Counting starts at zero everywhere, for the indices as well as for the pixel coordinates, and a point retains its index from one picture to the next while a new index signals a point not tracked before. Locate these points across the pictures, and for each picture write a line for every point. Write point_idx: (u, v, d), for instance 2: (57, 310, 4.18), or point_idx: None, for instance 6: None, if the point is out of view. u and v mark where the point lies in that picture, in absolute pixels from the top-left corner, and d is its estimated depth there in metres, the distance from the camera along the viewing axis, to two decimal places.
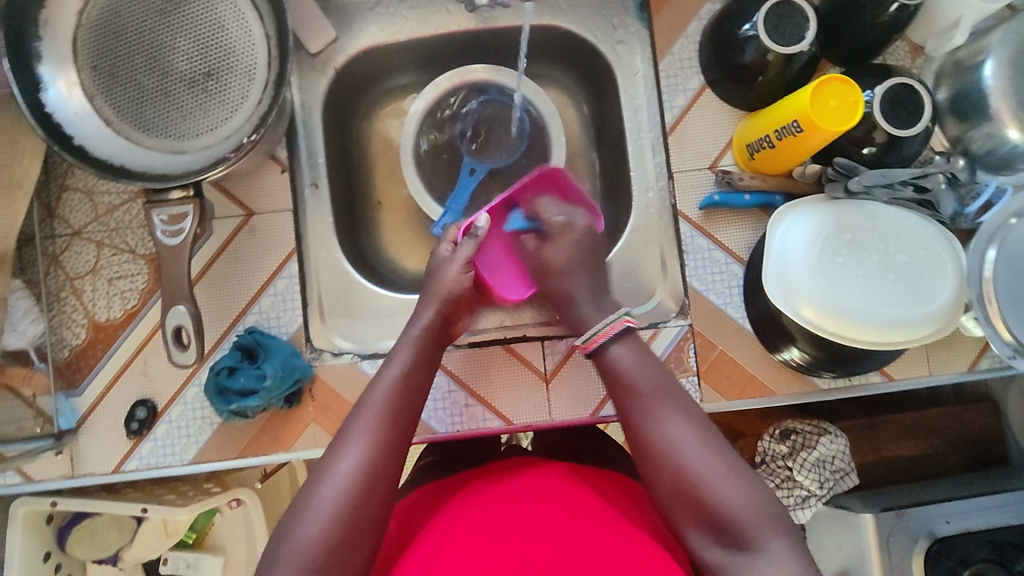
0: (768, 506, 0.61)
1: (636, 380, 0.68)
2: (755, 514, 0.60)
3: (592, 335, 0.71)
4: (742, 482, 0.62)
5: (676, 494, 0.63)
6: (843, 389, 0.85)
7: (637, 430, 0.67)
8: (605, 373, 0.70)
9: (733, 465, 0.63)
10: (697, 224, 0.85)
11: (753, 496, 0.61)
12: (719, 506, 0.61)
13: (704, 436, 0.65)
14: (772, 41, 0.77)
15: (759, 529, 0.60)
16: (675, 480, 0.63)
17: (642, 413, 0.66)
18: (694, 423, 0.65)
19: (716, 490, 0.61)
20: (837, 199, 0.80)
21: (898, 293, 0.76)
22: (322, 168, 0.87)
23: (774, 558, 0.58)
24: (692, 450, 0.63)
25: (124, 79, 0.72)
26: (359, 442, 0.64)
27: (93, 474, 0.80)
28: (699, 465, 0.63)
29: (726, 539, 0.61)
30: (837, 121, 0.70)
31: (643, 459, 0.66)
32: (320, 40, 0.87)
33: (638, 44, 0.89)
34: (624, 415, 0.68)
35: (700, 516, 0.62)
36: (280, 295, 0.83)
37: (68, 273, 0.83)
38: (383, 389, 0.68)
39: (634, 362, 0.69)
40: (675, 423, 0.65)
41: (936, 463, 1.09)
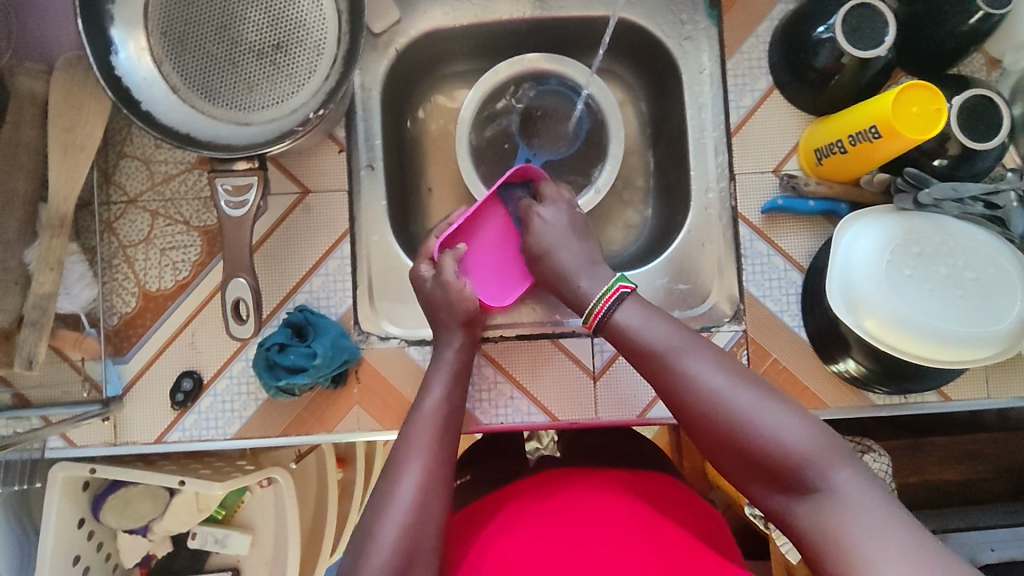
0: (826, 438, 0.58)
1: (654, 337, 0.67)
2: (813, 447, 0.58)
3: (598, 300, 0.71)
4: (788, 417, 0.59)
5: (724, 442, 0.61)
6: (897, 406, 0.83)
7: (666, 385, 0.65)
8: (619, 336, 0.69)
9: (776, 399, 0.61)
10: (757, 228, 0.84)
11: (806, 428, 0.59)
12: (770, 446, 0.58)
13: (738, 377, 0.63)
14: (849, 45, 0.75)
15: (818, 460, 0.57)
16: (715, 428, 0.61)
17: (667, 371, 0.65)
18: (723, 368, 0.63)
19: (763, 429, 0.59)
20: (905, 210, 0.78)
21: (967, 310, 0.74)
22: (379, 150, 0.86)
23: (843, 491, 0.55)
24: (726, 393, 0.61)
25: (192, 47, 0.71)
26: (414, 465, 0.64)
27: (136, 443, 0.81)
28: (738, 406, 0.60)
29: (787, 480, 0.58)
30: (917, 129, 0.68)
31: (682, 414, 0.64)
32: (383, 20, 0.86)
33: (706, 42, 0.87)
34: (651, 378, 0.67)
35: (753, 461, 0.59)
36: (332, 275, 0.83)
37: (122, 241, 0.82)
38: (427, 418, 0.69)
39: (643, 319, 0.68)
40: (704, 369, 0.63)
41: (981, 489, 1.07)
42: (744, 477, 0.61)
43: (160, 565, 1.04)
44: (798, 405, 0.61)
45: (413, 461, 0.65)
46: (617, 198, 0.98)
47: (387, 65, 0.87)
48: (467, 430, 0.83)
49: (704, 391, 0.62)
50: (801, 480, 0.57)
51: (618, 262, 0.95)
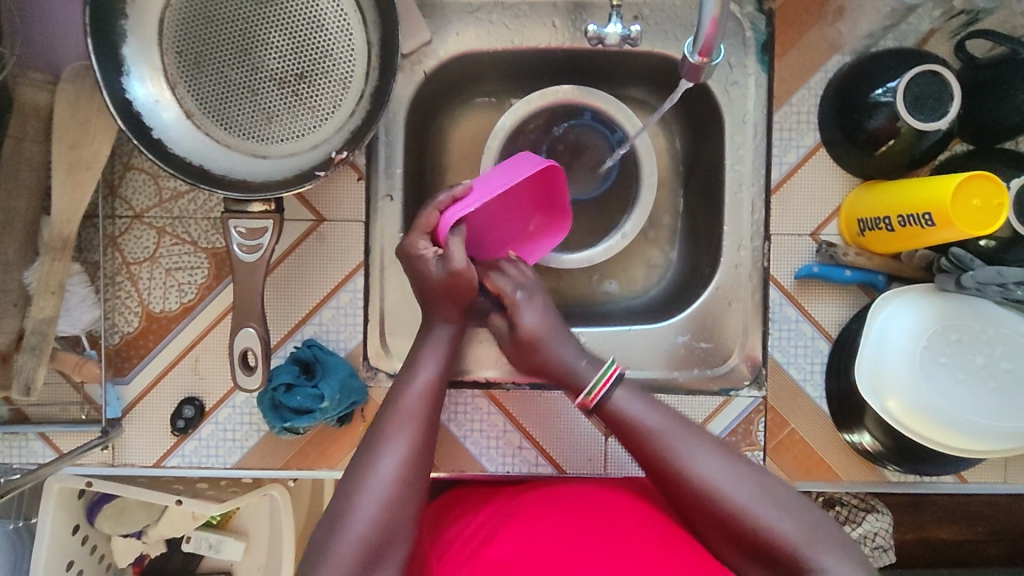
0: (823, 526, 0.59)
1: (649, 424, 0.66)
2: (812, 539, 0.58)
3: (591, 385, 0.68)
4: (785, 508, 0.60)
5: (723, 530, 0.61)
6: (911, 484, 0.81)
7: (661, 474, 0.64)
8: (613, 420, 0.68)
9: (773, 489, 0.61)
10: (788, 292, 0.81)
11: (806, 518, 0.59)
12: (771, 536, 0.59)
13: (733, 467, 0.63)
14: (910, 115, 0.70)
15: (815, 551, 0.57)
16: (714, 519, 0.61)
17: (666, 459, 0.63)
18: (721, 457, 0.63)
19: (764, 518, 0.59)
20: (946, 293, 0.75)
21: (999, 404, 0.71)
22: (399, 179, 0.81)
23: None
24: (725, 484, 0.61)
25: (209, 71, 0.65)
26: (397, 445, 0.63)
27: (134, 466, 0.79)
28: (736, 498, 0.60)
29: (787, 570, 0.58)
30: (977, 224, 0.65)
31: (680, 501, 0.63)
32: (412, 40, 0.80)
33: (753, 88, 0.81)
34: (647, 463, 0.65)
35: (750, 548, 0.60)
36: (343, 309, 0.80)
37: (126, 257, 0.78)
38: (415, 394, 0.67)
39: (641, 403, 0.67)
40: (702, 458, 0.63)
41: (975, 550, 1.06)
42: (743, 560, 0.61)
43: (152, 565, 1.04)
44: (795, 494, 0.61)
45: (395, 440, 0.64)
46: (641, 236, 0.94)
47: (414, 88, 0.81)
48: (471, 475, 0.82)
49: (703, 483, 0.61)
50: (799, 571, 0.57)
51: (637, 306, 0.92)
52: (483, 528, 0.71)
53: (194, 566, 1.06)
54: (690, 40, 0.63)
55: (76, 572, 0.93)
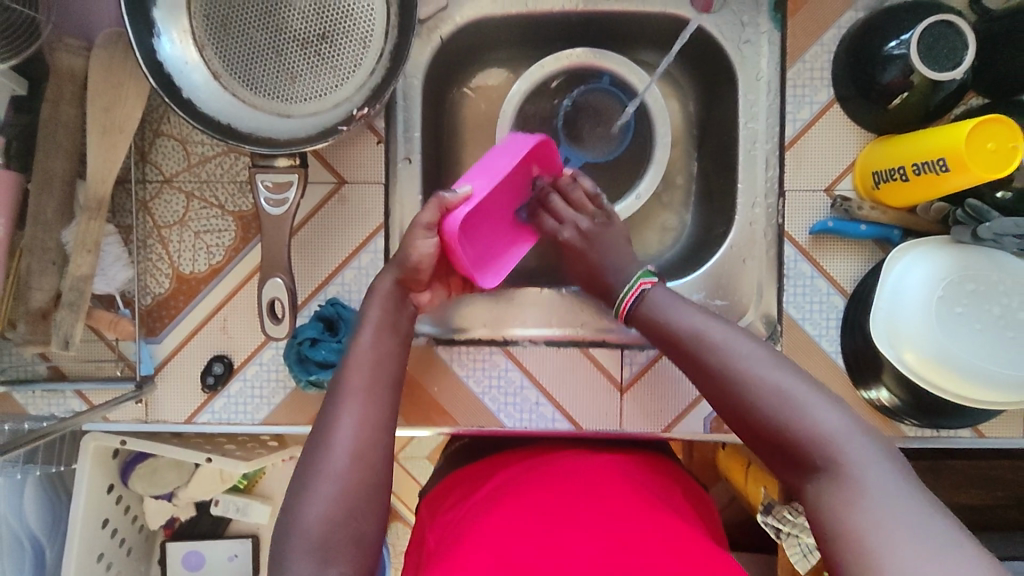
0: (853, 422, 0.54)
1: (682, 321, 0.64)
2: (844, 431, 0.53)
3: (629, 284, 0.70)
4: (822, 401, 0.55)
5: (750, 423, 0.57)
6: (929, 439, 0.82)
7: (693, 365, 0.62)
8: (644, 322, 0.67)
9: (814, 385, 0.56)
10: (803, 248, 0.82)
11: (837, 411, 0.55)
12: (797, 426, 0.54)
13: (776, 363, 0.59)
14: (923, 64, 0.70)
15: (844, 447, 0.52)
16: (744, 408, 0.58)
17: (701, 359, 0.61)
18: (760, 350, 0.59)
19: (793, 405, 0.55)
20: (962, 244, 0.74)
21: (1015, 354, 0.71)
22: (417, 142, 0.84)
23: (866, 476, 0.50)
24: (758, 372, 0.58)
25: (235, 33, 0.68)
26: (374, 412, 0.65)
27: (166, 421, 0.82)
28: (769, 389, 0.57)
29: (812, 462, 0.53)
30: (987, 166, 0.65)
31: (712, 393, 0.61)
32: (429, 6, 0.82)
33: (766, 46, 0.82)
34: (685, 365, 0.63)
35: (775, 439, 0.56)
36: (364, 269, 0.82)
37: (156, 221, 0.81)
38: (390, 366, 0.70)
39: (677, 301, 0.66)
40: (732, 346, 0.60)
41: (998, 515, 1.05)
42: (775, 458, 0.56)
43: (182, 527, 1.07)
44: (828, 391, 0.57)
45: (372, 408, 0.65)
46: (655, 200, 0.95)
47: (430, 53, 0.83)
48: (490, 431, 0.83)
49: (740, 371, 0.58)
50: (818, 461, 0.53)
51: (652, 269, 0.93)
52: (469, 510, 0.70)
53: (222, 530, 1.09)
54: None
55: (111, 530, 0.96)
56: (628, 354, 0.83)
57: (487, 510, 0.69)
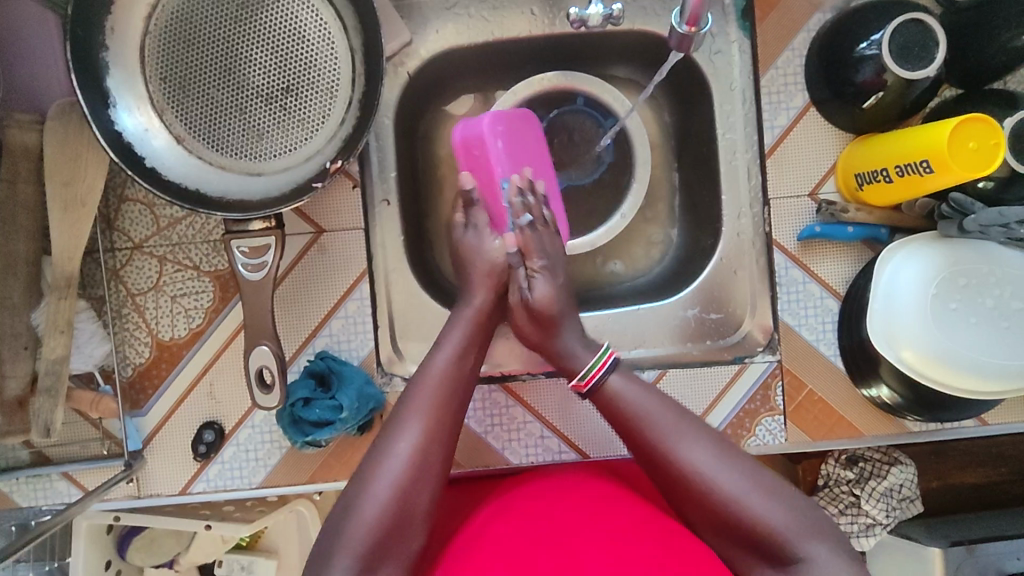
0: (807, 515, 0.61)
1: (643, 415, 0.66)
2: (794, 525, 0.60)
3: (589, 370, 0.69)
4: (776, 497, 0.62)
5: (714, 521, 0.63)
6: (933, 432, 0.81)
7: (654, 463, 0.65)
8: (607, 405, 0.69)
9: (762, 473, 0.63)
10: (792, 255, 0.81)
11: (789, 507, 0.61)
12: (757, 527, 0.61)
13: (726, 456, 0.64)
14: (896, 64, 0.70)
15: (799, 540, 0.60)
16: (706, 506, 0.63)
17: (662, 448, 0.65)
18: (712, 444, 0.64)
19: (751, 509, 0.61)
20: (950, 238, 0.75)
21: (1013, 344, 0.71)
22: (394, 182, 0.82)
23: (824, 571, 0.58)
24: (715, 473, 0.63)
25: (195, 93, 0.66)
26: (413, 427, 0.64)
27: (160, 495, 0.79)
28: (726, 487, 0.62)
29: (772, 554, 0.60)
30: (971, 166, 0.64)
31: (671, 488, 0.65)
32: (394, 43, 0.80)
33: (737, 54, 0.82)
34: (644, 452, 0.66)
35: (741, 539, 0.62)
36: (352, 317, 0.80)
37: (130, 289, 0.79)
38: (434, 380, 0.67)
39: (640, 392, 0.67)
40: (692, 449, 0.64)
41: (1001, 491, 1.06)
42: (726, 550, 0.64)
43: None
44: (778, 478, 0.63)
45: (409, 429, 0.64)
46: (640, 217, 0.94)
47: (399, 91, 0.82)
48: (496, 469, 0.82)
49: (694, 476, 0.63)
50: (785, 558, 0.60)
51: (643, 285, 0.92)
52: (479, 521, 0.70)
53: None
54: (678, 10, 0.65)
55: None
56: None
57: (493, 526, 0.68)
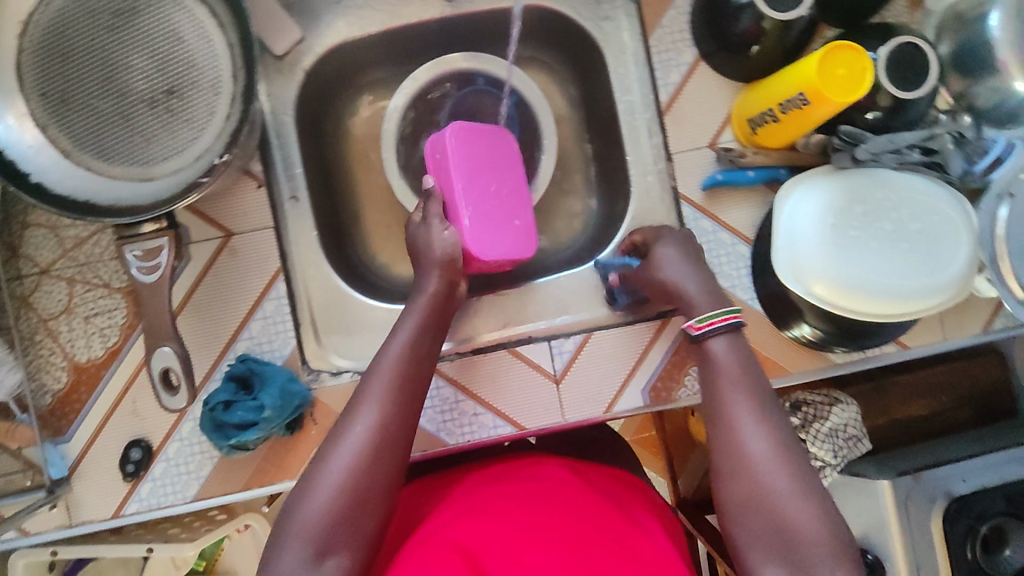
0: (841, 533, 0.56)
1: (727, 390, 0.62)
2: (821, 542, 0.56)
3: (700, 322, 0.65)
4: (815, 505, 0.57)
5: (739, 504, 0.58)
6: (859, 361, 0.82)
7: (715, 431, 0.61)
8: (709, 358, 0.65)
9: (812, 483, 0.58)
10: (700, 206, 0.82)
11: (820, 520, 0.56)
12: (784, 523, 0.56)
13: (784, 454, 0.59)
14: (768, 8, 0.72)
15: (819, 550, 0.55)
16: (741, 490, 0.58)
17: (729, 420, 0.61)
18: (777, 435, 0.60)
19: (786, 507, 0.57)
20: (845, 169, 0.76)
21: (914, 262, 0.73)
22: (301, 179, 0.82)
23: None
24: (768, 466, 0.58)
25: (77, 105, 0.65)
26: (372, 417, 0.60)
27: (93, 521, 0.77)
28: (773, 482, 0.57)
29: (784, 551, 0.56)
30: (845, 91, 0.66)
31: (712, 460, 0.61)
32: (284, 41, 0.80)
33: (625, 19, 0.84)
34: (713, 416, 0.62)
35: (758, 529, 0.57)
36: (271, 317, 0.79)
37: (41, 315, 0.78)
38: (390, 365, 0.63)
39: (738, 362, 0.63)
40: (757, 434, 0.59)
41: (947, 419, 1.07)
42: (746, 541, 0.58)
43: None
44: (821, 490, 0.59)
45: (368, 408, 0.61)
46: (557, 190, 0.95)
47: (296, 88, 0.82)
48: (432, 453, 0.80)
49: (745, 458, 0.59)
50: (789, 559, 0.56)
51: (568, 256, 0.93)
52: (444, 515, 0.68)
53: None
54: None
55: None
56: (555, 345, 0.82)
57: (463, 527, 0.66)
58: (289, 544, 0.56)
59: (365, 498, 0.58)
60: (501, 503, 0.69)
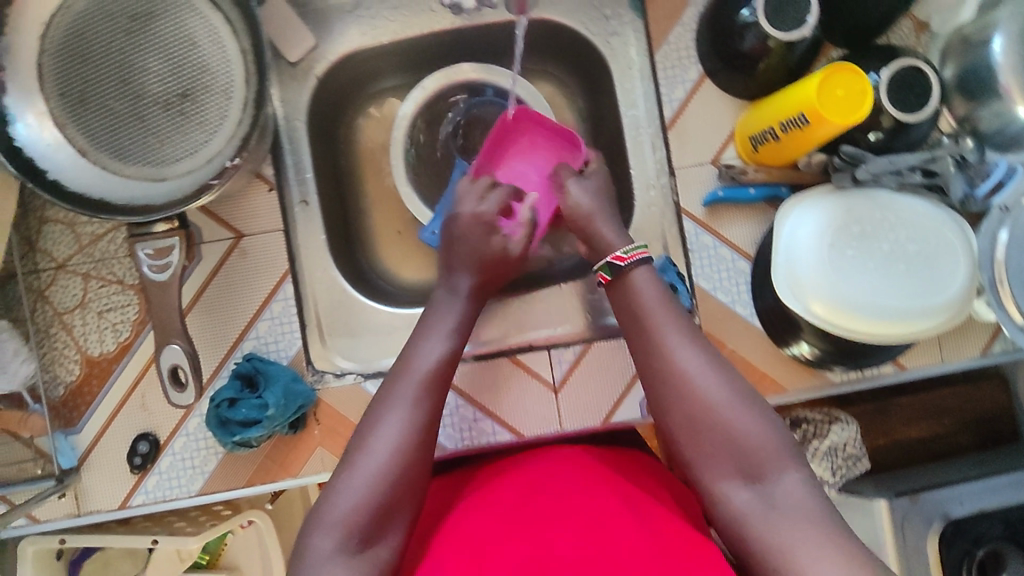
0: (784, 434, 0.62)
1: (649, 312, 0.69)
2: (770, 448, 0.61)
3: (624, 253, 0.72)
4: (756, 413, 0.63)
5: (686, 421, 0.64)
6: (855, 381, 0.83)
7: (647, 355, 0.67)
8: (629, 292, 0.71)
9: (749, 393, 0.64)
10: (701, 221, 0.83)
11: (765, 425, 0.63)
12: (731, 432, 0.62)
13: (712, 364, 0.65)
14: (771, 27, 0.73)
15: (772, 457, 0.61)
16: (684, 409, 0.64)
17: (659, 343, 0.67)
18: (704, 350, 0.66)
19: (728, 416, 0.63)
20: (844, 189, 0.77)
21: (911, 283, 0.74)
22: (312, 184, 0.84)
23: (788, 495, 0.59)
24: (703, 380, 0.64)
25: (94, 105, 0.67)
26: (400, 412, 0.63)
27: (100, 510, 0.79)
28: (708, 392, 0.64)
29: (744, 464, 0.61)
30: (846, 112, 0.67)
31: (651, 385, 0.67)
32: (298, 48, 0.83)
33: (633, 35, 0.86)
34: (642, 343, 0.68)
35: (712, 443, 0.63)
36: (278, 318, 0.81)
37: (56, 308, 0.80)
38: (419, 372, 0.66)
39: (657, 288, 0.70)
40: (686, 352, 0.66)
41: (947, 443, 1.07)
42: (699, 456, 0.64)
43: None
44: (758, 399, 0.65)
45: (399, 406, 0.63)
46: None
47: (308, 94, 0.84)
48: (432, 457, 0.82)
49: (678, 375, 0.65)
50: (751, 472, 0.61)
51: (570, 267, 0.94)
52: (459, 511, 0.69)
53: None
54: None
55: None
56: (555, 353, 0.83)
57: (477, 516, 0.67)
58: (318, 535, 0.57)
59: (399, 497, 0.60)
60: (511, 488, 0.70)
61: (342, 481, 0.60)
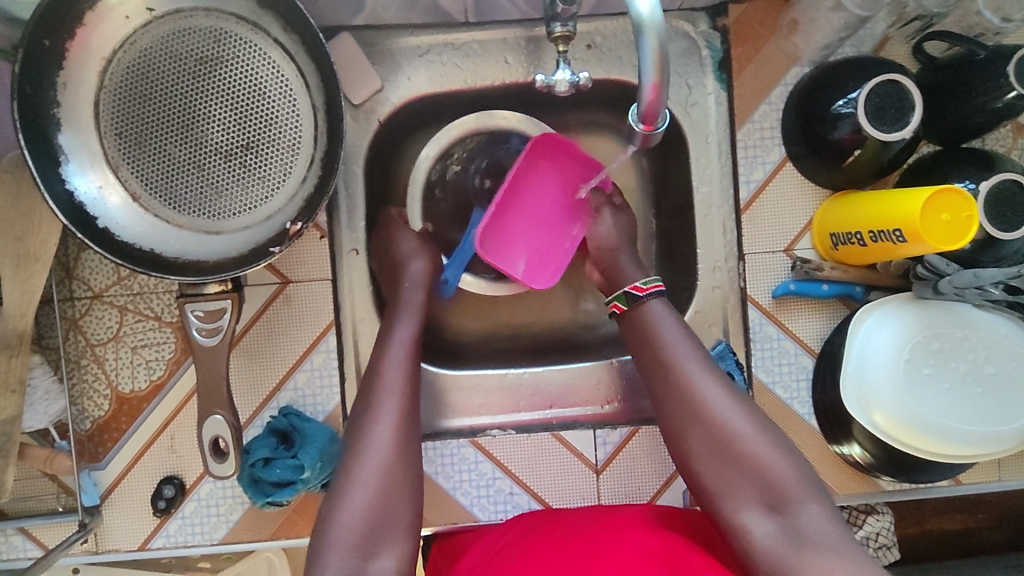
0: (807, 470, 0.61)
1: (671, 340, 0.68)
2: (793, 482, 0.59)
3: (642, 284, 0.72)
4: (779, 447, 0.61)
5: (709, 452, 0.62)
6: (907, 491, 0.80)
7: (666, 386, 0.66)
8: (645, 324, 0.70)
9: (770, 425, 0.63)
10: (767, 311, 0.80)
11: (790, 459, 0.61)
12: (757, 463, 0.60)
13: (732, 396, 0.64)
14: (871, 125, 0.67)
15: (799, 491, 0.59)
16: (706, 439, 0.62)
17: (681, 376, 0.65)
18: (725, 383, 0.65)
19: (752, 448, 0.61)
20: (924, 300, 0.74)
21: (985, 408, 0.71)
22: (364, 232, 0.80)
23: (816, 529, 0.56)
24: (723, 411, 0.63)
25: (150, 149, 0.63)
26: (389, 412, 0.66)
27: (120, 551, 0.77)
28: (732, 423, 0.62)
29: (770, 500, 0.59)
30: (946, 238, 0.63)
31: (670, 417, 0.65)
32: (363, 90, 0.78)
33: (714, 106, 0.80)
34: (660, 374, 0.67)
35: (737, 475, 0.60)
36: (318, 370, 0.78)
37: (89, 339, 0.77)
38: (397, 365, 0.69)
39: (674, 322, 0.69)
40: (707, 383, 0.64)
41: (979, 538, 1.05)
42: (723, 487, 0.61)
43: None
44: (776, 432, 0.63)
45: (387, 405, 0.66)
46: None
47: (369, 138, 0.80)
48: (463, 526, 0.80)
49: (699, 405, 0.63)
50: (777, 507, 0.58)
51: None
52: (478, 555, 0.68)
53: None
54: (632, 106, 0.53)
55: None
56: (600, 435, 0.80)
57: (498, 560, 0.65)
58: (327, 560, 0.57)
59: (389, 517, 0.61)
60: (533, 531, 0.69)
61: (343, 495, 0.61)
